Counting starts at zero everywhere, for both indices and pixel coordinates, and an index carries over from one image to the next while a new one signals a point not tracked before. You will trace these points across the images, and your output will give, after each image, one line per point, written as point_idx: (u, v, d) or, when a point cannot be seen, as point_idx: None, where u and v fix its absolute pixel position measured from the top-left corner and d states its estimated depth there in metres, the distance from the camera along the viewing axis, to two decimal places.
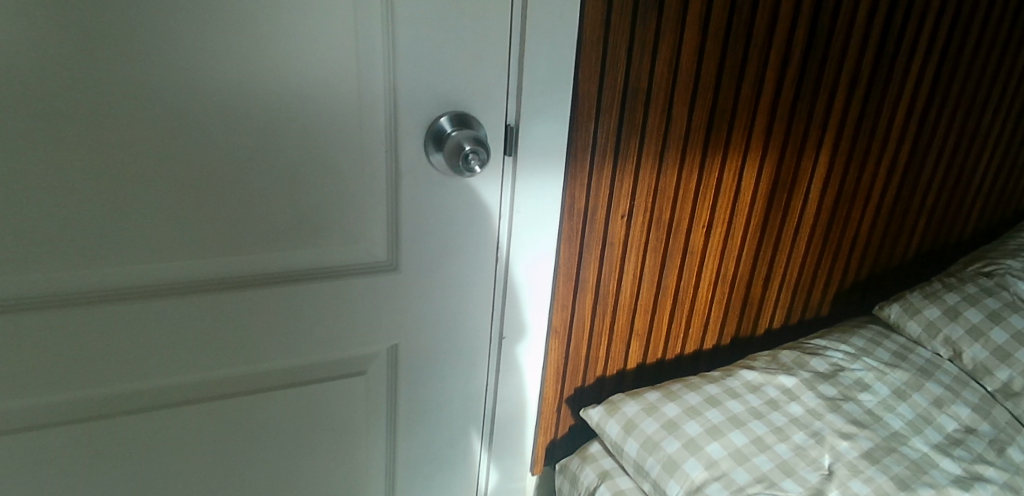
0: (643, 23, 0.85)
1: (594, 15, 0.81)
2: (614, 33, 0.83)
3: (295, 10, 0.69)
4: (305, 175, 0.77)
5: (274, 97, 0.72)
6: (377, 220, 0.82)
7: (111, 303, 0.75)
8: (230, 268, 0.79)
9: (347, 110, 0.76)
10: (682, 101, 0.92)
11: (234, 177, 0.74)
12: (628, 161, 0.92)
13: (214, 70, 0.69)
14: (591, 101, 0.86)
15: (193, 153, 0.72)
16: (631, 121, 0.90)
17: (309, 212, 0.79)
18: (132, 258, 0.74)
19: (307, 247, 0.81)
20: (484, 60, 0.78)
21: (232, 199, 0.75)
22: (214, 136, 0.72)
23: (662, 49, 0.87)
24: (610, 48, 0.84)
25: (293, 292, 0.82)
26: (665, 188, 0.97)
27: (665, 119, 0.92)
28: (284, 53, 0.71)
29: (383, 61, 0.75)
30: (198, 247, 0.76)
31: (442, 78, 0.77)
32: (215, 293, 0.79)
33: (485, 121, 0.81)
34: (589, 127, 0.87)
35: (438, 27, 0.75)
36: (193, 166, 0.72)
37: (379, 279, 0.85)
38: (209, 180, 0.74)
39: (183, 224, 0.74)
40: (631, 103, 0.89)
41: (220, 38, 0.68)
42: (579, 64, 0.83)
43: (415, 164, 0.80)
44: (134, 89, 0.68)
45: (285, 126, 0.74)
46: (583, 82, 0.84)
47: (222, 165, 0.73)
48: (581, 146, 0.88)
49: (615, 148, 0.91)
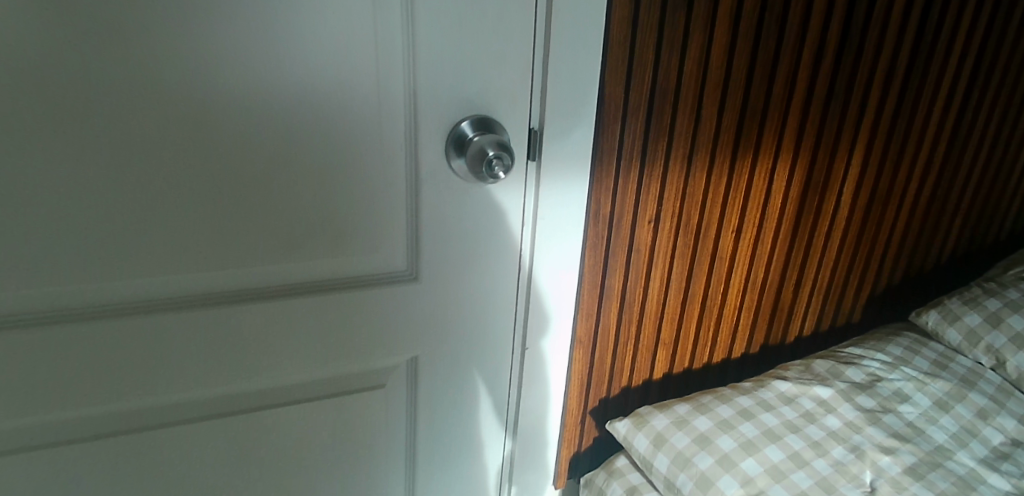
0: (673, 21, 0.81)
1: (622, 13, 0.78)
2: (642, 32, 0.80)
3: (314, 10, 0.66)
4: (324, 182, 0.74)
5: (289, 103, 0.69)
6: (398, 228, 0.79)
7: (124, 318, 0.72)
8: (245, 280, 0.76)
9: (367, 115, 0.73)
10: (712, 102, 0.88)
11: (249, 187, 0.72)
12: (656, 165, 0.89)
13: (229, 74, 0.66)
14: (618, 103, 0.83)
15: (208, 161, 0.69)
16: (659, 123, 0.86)
17: (328, 221, 0.76)
18: (145, 270, 0.72)
19: (326, 256, 0.78)
20: (507, 61, 0.75)
21: (247, 210, 0.73)
22: (228, 144, 0.69)
23: (692, 48, 0.83)
24: (638, 48, 0.81)
25: (311, 304, 0.79)
26: (693, 192, 0.93)
27: (694, 120, 0.89)
28: (302, 54, 0.68)
29: (402, 63, 0.72)
30: (212, 258, 0.74)
31: (465, 81, 0.74)
32: (230, 306, 0.76)
33: (509, 124, 0.78)
34: (616, 130, 0.84)
35: (461, 27, 0.72)
36: (209, 175, 0.70)
37: (400, 289, 0.82)
38: (226, 189, 0.71)
39: (196, 235, 0.72)
40: (660, 105, 0.85)
41: (236, 39, 0.65)
42: (606, 65, 0.80)
43: (436, 170, 0.77)
44: (145, 96, 0.65)
45: (302, 132, 0.71)
46: (610, 83, 0.81)
47: (236, 174, 0.71)
48: (606, 150, 0.85)
49: (642, 151, 0.87)
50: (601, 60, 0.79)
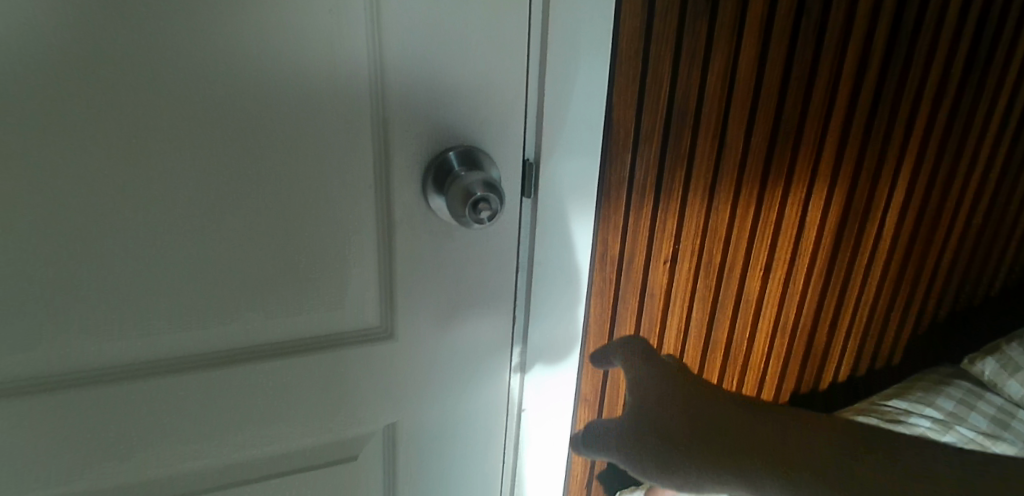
0: (693, 31, 0.68)
1: (631, 21, 0.65)
2: (657, 45, 0.67)
3: (256, 12, 0.54)
4: (275, 228, 0.62)
5: (232, 139, 0.58)
6: (368, 278, 0.68)
7: (43, 395, 0.60)
8: (190, 345, 0.64)
9: (326, 144, 0.61)
10: (739, 124, 0.75)
11: (189, 238, 0.60)
12: (672, 199, 0.77)
13: (155, 94, 0.54)
14: (627, 127, 0.70)
15: (136, 203, 0.57)
16: (677, 150, 0.74)
17: (284, 273, 0.65)
18: (66, 339, 0.60)
19: (283, 314, 0.66)
20: (499, 74, 0.62)
21: (187, 264, 0.61)
22: (162, 188, 0.58)
23: (715, 63, 0.71)
24: (652, 63, 0.68)
25: (267, 369, 0.67)
26: (716, 228, 0.81)
27: (717, 148, 0.76)
28: (244, 67, 0.56)
29: (368, 89, 0.60)
30: (149, 321, 0.62)
31: (445, 104, 0.62)
32: (174, 375, 0.64)
33: (500, 155, 0.65)
34: (625, 159, 0.72)
35: (439, 36, 0.59)
36: (140, 223, 0.58)
37: (373, 348, 0.70)
38: (161, 239, 0.59)
39: (129, 294, 0.60)
40: (677, 130, 0.73)
41: (160, 47, 0.53)
42: (614, 83, 0.68)
43: (414, 212, 0.66)
44: (57, 134, 0.53)
45: (248, 169, 0.59)
46: (618, 102, 0.69)
47: (174, 223, 0.59)
48: (614, 183, 0.73)
49: (656, 183, 0.75)
50: (608, 76, 0.67)
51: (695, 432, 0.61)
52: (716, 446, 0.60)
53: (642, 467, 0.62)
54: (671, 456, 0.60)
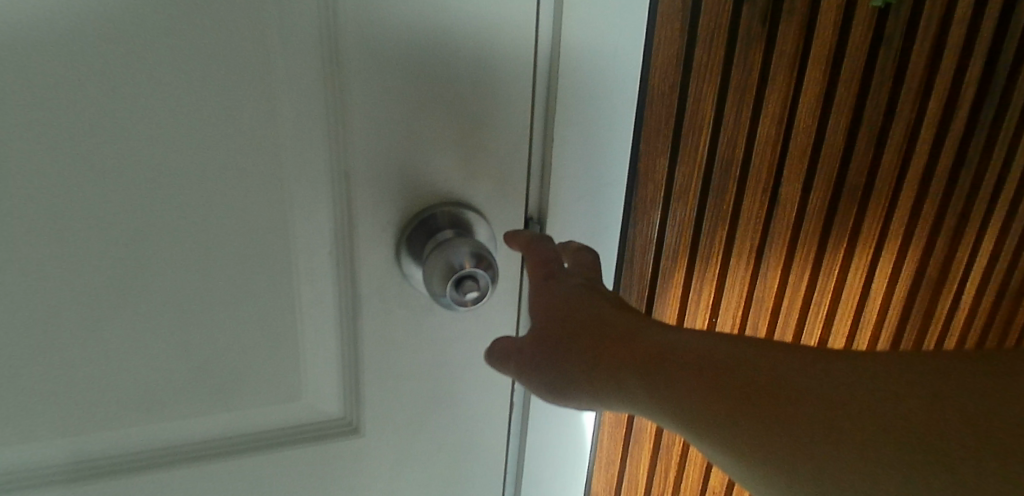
0: (744, 63, 0.52)
1: (666, 50, 0.50)
2: (697, 81, 0.51)
3: (167, 43, 0.41)
4: (202, 312, 0.49)
5: (143, 207, 0.45)
6: (326, 363, 0.55)
7: None
8: (105, 449, 0.52)
9: (269, 207, 0.47)
10: (796, 176, 0.60)
11: (94, 330, 0.47)
12: (710, 262, 0.62)
13: (33, 152, 0.41)
14: (658, 183, 0.55)
15: (16, 290, 0.44)
16: (718, 207, 0.58)
17: (217, 364, 0.51)
18: None
19: (219, 411, 0.53)
20: (492, 117, 0.49)
21: (92, 361, 0.48)
22: (51, 272, 0.45)
23: (770, 104, 0.55)
24: (690, 105, 0.52)
25: (205, 470, 0.56)
26: (763, 296, 0.67)
27: (769, 204, 0.61)
28: (155, 115, 0.42)
29: (323, 140, 0.46)
30: (47, 430, 0.49)
31: (421, 156, 0.48)
32: (90, 481, 0.53)
33: (491, 215, 0.52)
34: (651, 220, 0.57)
35: (414, 69, 0.45)
36: (27, 316, 0.45)
37: (334, 442, 0.58)
38: (56, 333, 0.46)
39: (17, 402, 0.47)
40: (719, 186, 0.57)
41: (34, 91, 0.40)
42: (642, 127, 0.52)
43: (384, 287, 0.52)
44: None
45: (165, 243, 0.46)
46: (648, 152, 0.53)
47: (72, 313, 0.46)
48: (639, 246, 0.58)
49: (692, 247, 0.60)
50: (635, 123, 0.52)
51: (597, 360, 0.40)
52: (655, 386, 0.37)
53: (545, 394, 0.44)
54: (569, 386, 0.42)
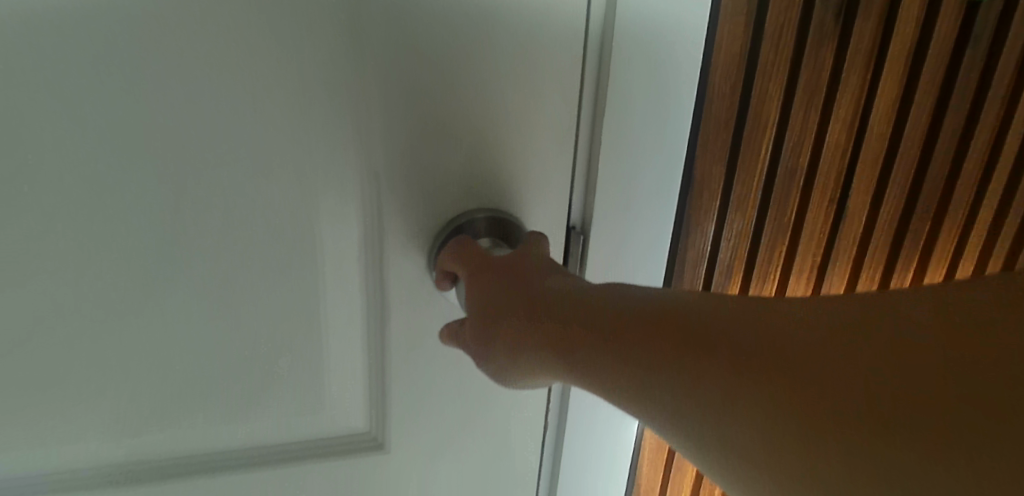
0: (814, 62, 0.44)
1: (729, 48, 0.45)
2: (762, 81, 0.45)
3: (184, 39, 0.37)
4: (222, 320, 0.46)
5: (166, 208, 0.42)
6: (353, 375, 0.52)
7: None
8: (124, 455, 0.50)
9: (293, 213, 0.44)
10: (863, 194, 0.49)
11: (117, 333, 0.45)
12: (768, 277, 0.54)
13: (45, 152, 0.38)
14: (715, 191, 0.50)
15: (37, 289, 0.42)
16: (779, 218, 0.51)
17: (241, 372, 0.49)
18: None
19: (239, 423, 0.51)
20: (535, 116, 0.45)
21: (114, 366, 0.46)
22: (75, 272, 0.42)
23: (841, 108, 0.46)
24: (753, 108, 0.46)
25: (225, 479, 0.53)
26: None
27: (832, 223, 0.51)
28: (169, 117, 0.39)
29: (357, 141, 0.43)
30: (66, 434, 0.47)
31: (461, 156, 0.45)
32: (108, 486, 0.51)
33: (530, 218, 0.49)
34: (707, 230, 0.52)
35: (451, 65, 0.42)
36: (49, 316, 0.43)
37: (358, 457, 0.55)
38: (78, 335, 0.44)
39: (37, 404, 0.45)
40: (779, 199, 0.50)
41: (42, 90, 0.37)
42: (700, 129, 0.48)
43: (416, 296, 0.49)
44: None
45: (188, 246, 0.43)
46: (705, 156, 0.48)
47: (94, 315, 0.44)
48: (691, 258, 0.53)
49: (747, 265, 0.53)
50: (692, 125, 0.48)
51: (568, 329, 0.36)
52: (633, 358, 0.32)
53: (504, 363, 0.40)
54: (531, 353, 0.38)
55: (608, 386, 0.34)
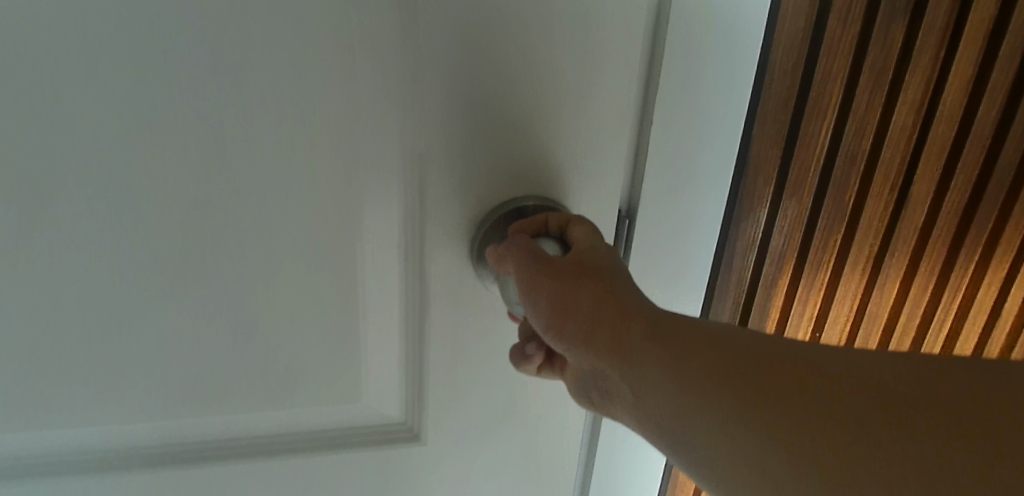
0: (881, 41, 0.41)
1: (793, 22, 0.41)
2: (826, 58, 0.42)
3: (238, 15, 0.37)
4: (263, 303, 0.46)
5: (211, 187, 0.41)
6: (391, 362, 0.51)
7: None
8: (165, 435, 0.50)
9: (334, 197, 0.44)
10: (926, 186, 0.46)
11: (162, 312, 0.45)
12: (821, 268, 0.50)
13: (97, 127, 0.38)
14: (770, 175, 0.46)
15: (88, 265, 0.42)
16: (837, 204, 0.47)
17: (281, 356, 0.48)
18: (11, 423, 0.46)
19: (275, 406, 0.50)
20: (585, 103, 0.43)
21: (158, 345, 0.46)
22: (122, 249, 0.42)
23: (909, 87, 0.42)
24: (814, 86, 0.43)
25: (259, 467, 0.53)
26: (877, 312, 0.53)
27: (890, 216, 0.48)
28: (213, 96, 0.39)
29: (405, 122, 0.42)
30: (112, 410, 0.47)
31: (508, 141, 0.44)
32: (147, 465, 0.51)
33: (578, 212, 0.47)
34: (759, 217, 0.48)
35: (500, 47, 0.40)
36: (99, 292, 0.43)
37: (392, 447, 0.54)
38: (125, 312, 0.44)
39: (85, 378, 0.46)
40: (838, 184, 0.46)
41: (94, 64, 0.37)
42: (758, 110, 0.44)
43: (457, 284, 0.48)
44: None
45: (232, 227, 0.43)
46: (761, 139, 0.45)
47: (141, 292, 0.44)
48: (742, 247, 0.49)
49: (799, 256, 0.49)
50: (749, 108, 0.45)
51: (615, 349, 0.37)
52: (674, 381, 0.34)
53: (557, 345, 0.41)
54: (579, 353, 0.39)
55: (665, 399, 0.34)
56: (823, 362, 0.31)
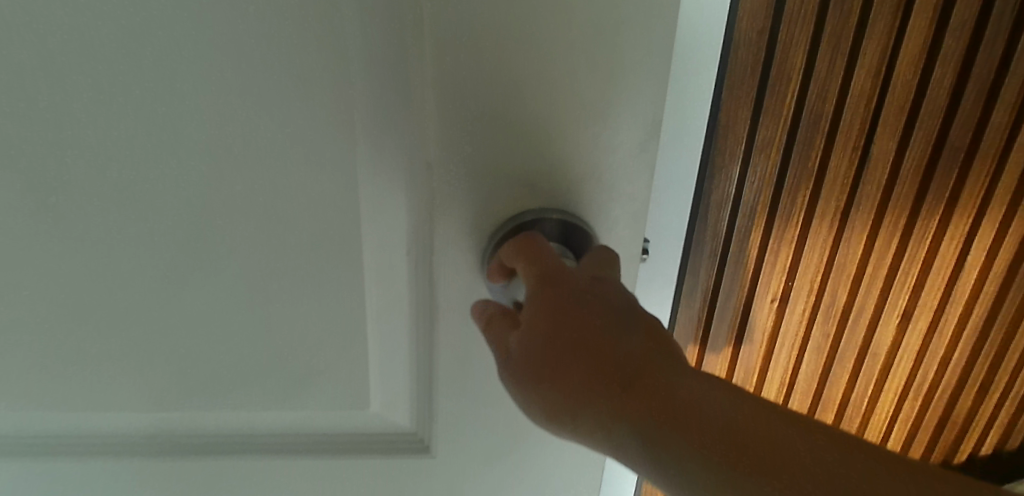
0: (839, 9, 0.40)
1: None
2: (787, 26, 0.40)
3: (241, 23, 0.36)
4: (274, 306, 0.46)
5: (221, 193, 0.41)
6: (400, 372, 0.50)
7: (34, 447, 0.52)
8: (185, 425, 0.51)
9: (343, 202, 0.42)
10: (888, 140, 0.46)
11: (180, 311, 0.45)
12: (790, 224, 0.49)
13: (112, 132, 0.39)
14: (738, 137, 0.44)
15: (111, 263, 0.43)
16: (803, 157, 0.46)
17: (293, 359, 0.48)
18: (46, 402, 0.49)
19: (287, 407, 0.50)
20: (610, 111, 0.40)
21: (176, 342, 0.46)
22: (140, 249, 0.43)
23: (869, 44, 0.42)
24: (778, 54, 0.41)
25: (273, 464, 0.53)
26: (846, 263, 0.52)
27: (854, 172, 0.48)
28: (217, 101, 0.38)
29: (411, 133, 0.40)
30: (135, 399, 0.49)
31: (523, 148, 0.41)
32: (168, 454, 0.52)
33: (598, 228, 0.44)
34: (729, 175, 0.45)
35: (512, 49, 0.37)
36: (121, 288, 0.44)
37: (403, 456, 0.53)
38: (146, 309, 0.45)
39: (111, 368, 0.47)
40: (805, 145, 0.45)
41: (106, 70, 0.37)
42: (727, 73, 0.42)
43: (465, 298, 0.46)
44: (14, 175, 0.40)
45: (242, 230, 0.43)
46: (730, 100, 0.42)
47: (160, 291, 0.45)
48: (715, 207, 0.47)
49: (769, 214, 0.48)
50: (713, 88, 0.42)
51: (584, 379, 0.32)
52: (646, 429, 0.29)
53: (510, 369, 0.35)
54: (539, 381, 0.33)
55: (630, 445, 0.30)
56: (790, 430, 0.27)
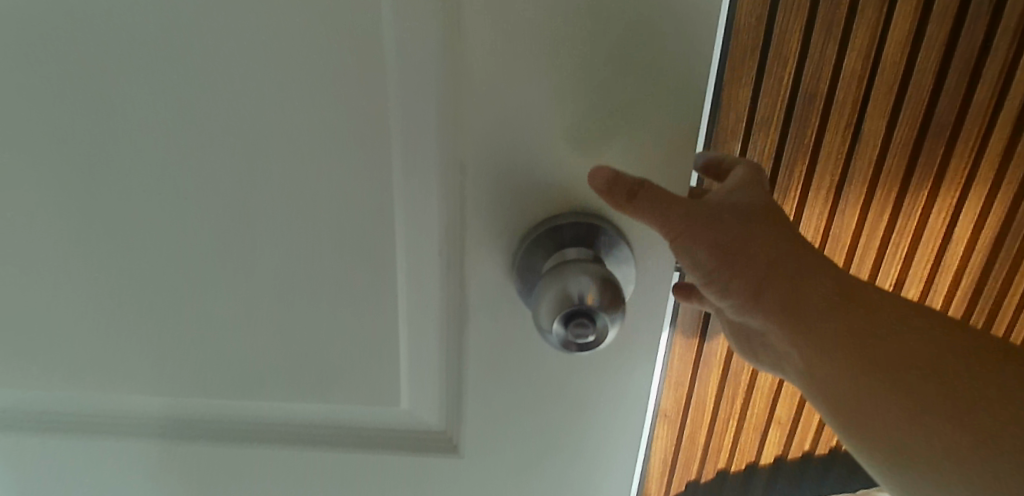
0: None
1: None
2: None
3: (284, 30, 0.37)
4: (310, 303, 0.47)
5: (262, 193, 0.43)
6: (430, 372, 0.50)
7: (86, 431, 0.54)
8: (225, 413, 0.53)
9: (376, 204, 0.43)
10: None
11: (221, 305, 0.47)
12: None
13: (163, 133, 0.41)
14: None
15: (159, 258, 0.46)
16: None
17: (326, 355, 0.49)
18: (99, 387, 0.52)
19: (321, 401, 0.52)
20: (642, 117, 0.39)
21: (218, 334, 0.48)
22: (186, 245, 0.45)
23: None
24: None
25: (306, 457, 0.55)
26: None
27: None
28: (260, 105, 0.40)
29: (444, 136, 0.41)
30: (180, 388, 0.51)
31: (555, 151, 0.41)
32: (208, 442, 0.54)
33: (630, 235, 0.43)
34: None
35: (548, 52, 0.37)
36: (168, 281, 0.47)
37: (431, 455, 0.54)
38: (190, 302, 0.47)
39: (157, 357, 0.50)
40: None
41: (159, 75, 0.39)
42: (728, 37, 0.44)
43: (494, 302, 0.46)
44: (76, 173, 0.43)
45: (280, 229, 0.44)
46: None
47: (203, 285, 0.47)
48: None
49: None
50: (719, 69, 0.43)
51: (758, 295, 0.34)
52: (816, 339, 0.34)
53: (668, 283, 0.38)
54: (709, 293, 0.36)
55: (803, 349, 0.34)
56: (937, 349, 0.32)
